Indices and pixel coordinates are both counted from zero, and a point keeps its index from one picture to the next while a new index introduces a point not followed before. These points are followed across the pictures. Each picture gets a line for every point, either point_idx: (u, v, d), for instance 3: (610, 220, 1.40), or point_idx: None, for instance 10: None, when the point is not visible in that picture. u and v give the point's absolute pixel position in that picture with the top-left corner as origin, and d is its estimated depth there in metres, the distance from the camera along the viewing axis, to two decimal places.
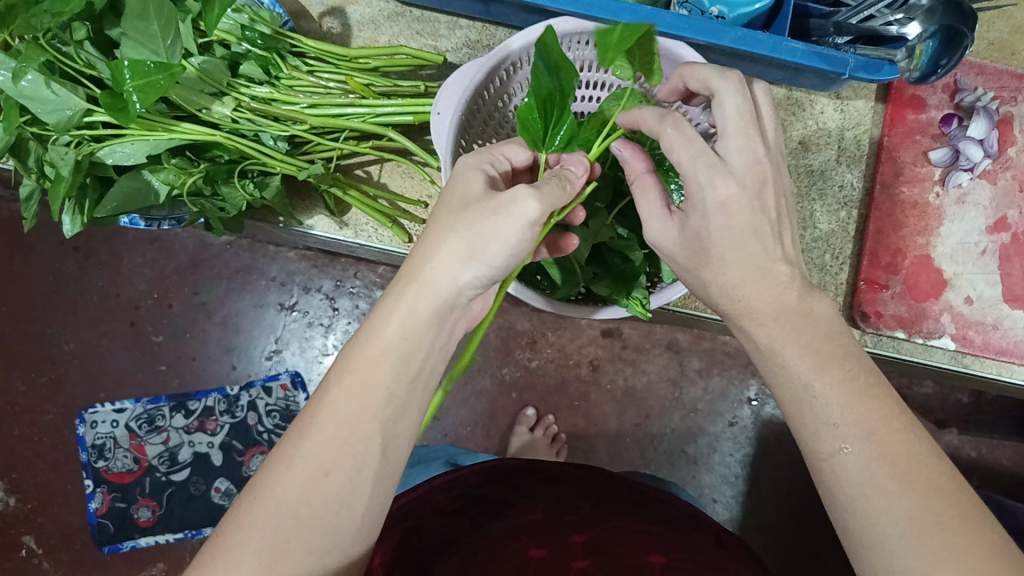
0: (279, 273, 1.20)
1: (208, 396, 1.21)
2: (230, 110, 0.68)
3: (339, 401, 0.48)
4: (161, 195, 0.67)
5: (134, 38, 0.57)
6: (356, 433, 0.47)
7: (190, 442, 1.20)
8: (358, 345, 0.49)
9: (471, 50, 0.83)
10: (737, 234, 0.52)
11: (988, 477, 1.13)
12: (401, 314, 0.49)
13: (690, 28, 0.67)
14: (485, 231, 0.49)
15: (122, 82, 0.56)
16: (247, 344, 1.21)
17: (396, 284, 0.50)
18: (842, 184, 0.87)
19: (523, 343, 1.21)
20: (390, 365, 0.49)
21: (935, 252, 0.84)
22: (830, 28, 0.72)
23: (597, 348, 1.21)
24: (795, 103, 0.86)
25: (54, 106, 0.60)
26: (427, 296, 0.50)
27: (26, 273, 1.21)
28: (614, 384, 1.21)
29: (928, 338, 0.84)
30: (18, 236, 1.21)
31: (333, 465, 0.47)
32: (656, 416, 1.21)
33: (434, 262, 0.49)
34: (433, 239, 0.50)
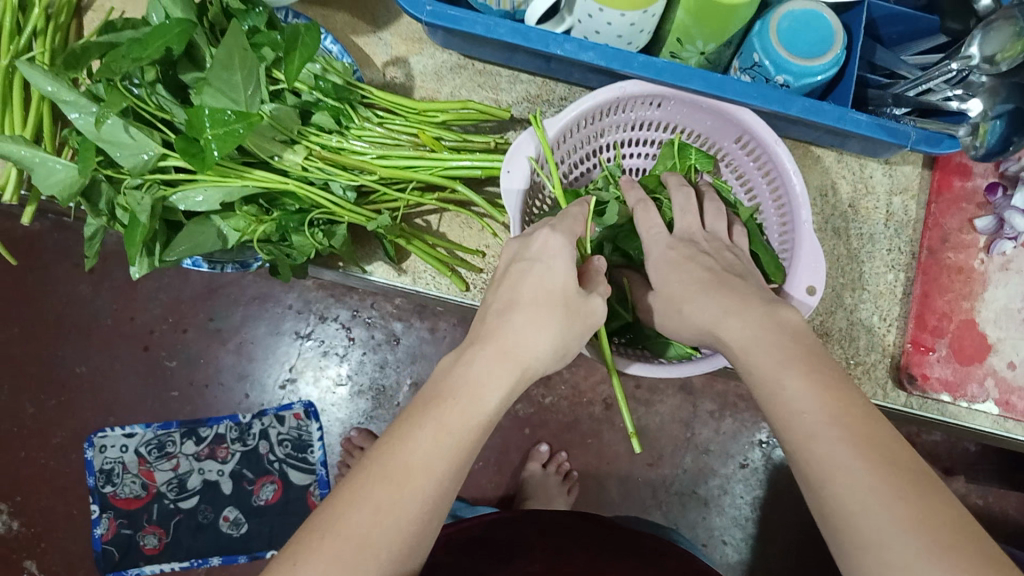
0: (296, 301, 1.20)
1: (219, 423, 1.20)
2: (301, 157, 0.68)
3: (433, 451, 0.49)
4: (230, 241, 0.68)
5: (218, 87, 0.57)
6: (440, 489, 0.49)
7: (200, 468, 1.19)
8: (460, 406, 0.51)
9: (531, 103, 0.84)
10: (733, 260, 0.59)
11: (995, 526, 1.14)
12: (504, 394, 0.53)
13: (759, 96, 0.66)
14: (573, 341, 0.57)
15: (202, 130, 0.58)
16: (261, 372, 1.20)
17: (498, 354, 0.53)
18: (889, 247, 0.88)
19: (537, 379, 1.21)
20: (481, 434, 0.51)
21: (980, 316, 0.86)
22: (888, 99, 0.73)
23: (611, 387, 1.21)
24: (845, 166, 0.89)
25: (131, 150, 0.61)
26: (523, 377, 0.54)
27: (39, 293, 1.20)
28: (627, 423, 1.21)
29: (972, 402, 0.85)
30: (37, 257, 1.20)
31: (417, 512, 0.48)
32: (668, 457, 1.21)
33: (532, 350, 0.54)
34: (535, 330, 0.54)
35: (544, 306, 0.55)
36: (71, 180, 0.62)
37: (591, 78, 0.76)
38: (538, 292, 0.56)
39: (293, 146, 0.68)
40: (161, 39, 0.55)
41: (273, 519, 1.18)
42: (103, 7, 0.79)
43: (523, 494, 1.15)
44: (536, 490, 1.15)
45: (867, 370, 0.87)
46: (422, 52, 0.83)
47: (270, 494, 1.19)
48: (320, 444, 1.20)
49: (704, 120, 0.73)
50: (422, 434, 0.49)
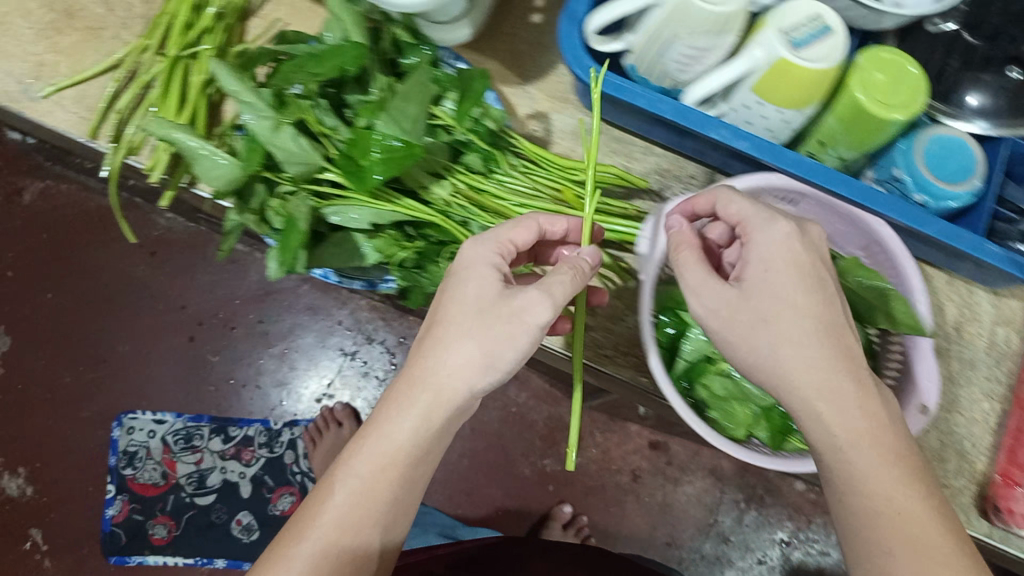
0: (348, 318, 1.22)
1: (250, 425, 1.20)
2: (447, 193, 0.69)
3: (347, 506, 0.52)
4: (369, 260, 0.68)
5: (393, 116, 0.58)
6: (360, 539, 0.52)
7: (223, 467, 1.18)
8: (369, 448, 0.53)
9: (660, 178, 0.75)
10: (791, 270, 0.53)
11: None
12: (414, 425, 0.53)
13: (898, 209, 0.61)
14: (501, 347, 0.52)
15: (368, 153, 0.58)
16: (300, 382, 1.22)
17: (406, 386, 0.54)
18: None
19: (570, 438, 1.22)
20: (399, 479, 0.53)
21: None
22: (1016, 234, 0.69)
23: (641, 458, 1.21)
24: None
25: (296, 159, 0.60)
26: (442, 400, 0.53)
27: (97, 265, 1.22)
28: (651, 497, 1.21)
29: None
30: (105, 231, 1.22)
31: (342, 566, 0.51)
32: (687, 539, 1.20)
33: (449, 369, 0.52)
34: (449, 343, 0.53)
35: (459, 318, 0.53)
36: (232, 177, 0.60)
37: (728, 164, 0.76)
38: (455, 307, 0.54)
39: (441, 181, 0.69)
40: (338, 58, 0.55)
41: None
42: (268, 15, 0.76)
43: None
44: None
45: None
46: None
47: (287, 505, 1.17)
48: None
49: (832, 220, 0.68)
50: (336, 492, 0.53)
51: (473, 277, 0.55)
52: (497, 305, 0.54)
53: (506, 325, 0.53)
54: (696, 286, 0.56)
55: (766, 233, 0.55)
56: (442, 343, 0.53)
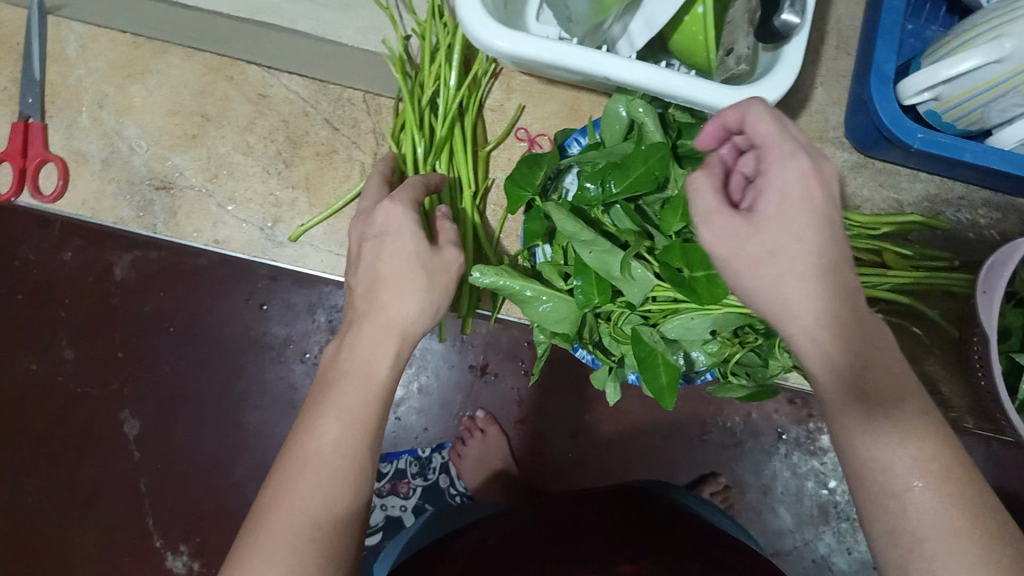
0: (474, 336, 1.20)
1: (399, 458, 1.19)
2: None
3: (335, 445, 0.58)
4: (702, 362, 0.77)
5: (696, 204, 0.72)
6: (320, 490, 0.56)
7: (382, 505, 1.17)
8: (347, 390, 0.60)
9: (930, 203, 0.97)
10: (805, 205, 0.57)
11: None
12: (391, 358, 0.62)
13: None
14: (409, 300, 0.64)
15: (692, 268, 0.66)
16: (439, 406, 1.22)
17: (379, 330, 0.63)
18: None
19: (711, 409, 1.23)
20: (362, 464, 0.58)
21: None
22: None
23: (783, 416, 1.23)
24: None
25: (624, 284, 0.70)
26: (393, 329, 0.63)
27: (207, 328, 1.17)
28: (799, 450, 1.24)
29: None
30: (208, 291, 1.16)
31: (322, 521, 0.55)
32: (837, 482, 1.24)
33: (397, 309, 0.64)
34: (403, 293, 0.64)
35: (391, 267, 0.65)
36: (568, 312, 0.73)
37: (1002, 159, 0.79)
38: (382, 256, 0.66)
39: None
40: (645, 165, 0.66)
41: None
42: (503, 107, 0.95)
43: None
44: None
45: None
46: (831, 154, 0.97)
47: None
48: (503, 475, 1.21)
49: None
50: (322, 434, 0.58)
51: (393, 240, 0.66)
52: (424, 260, 0.66)
53: (423, 273, 0.65)
54: (707, 214, 0.59)
55: (784, 168, 0.58)
56: (392, 291, 0.64)
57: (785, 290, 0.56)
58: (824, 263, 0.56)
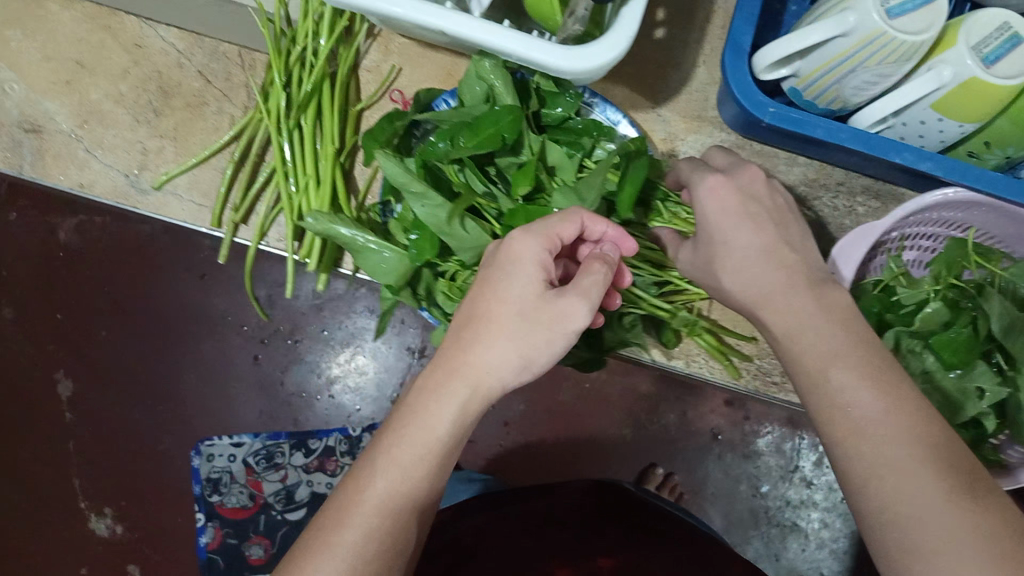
0: (412, 318, 1.20)
1: (330, 435, 1.20)
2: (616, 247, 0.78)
3: (386, 490, 0.62)
4: None
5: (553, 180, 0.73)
6: (383, 526, 0.61)
7: (309, 480, 1.19)
8: (412, 440, 0.63)
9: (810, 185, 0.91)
10: (732, 217, 0.70)
11: None
12: (453, 413, 0.63)
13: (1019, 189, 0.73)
14: (535, 349, 0.63)
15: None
16: (373, 385, 1.21)
17: (445, 374, 0.63)
18: None
19: (646, 406, 1.23)
20: (416, 507, 0.63)
21: None
22: None
23: (718, 417, 1.23)
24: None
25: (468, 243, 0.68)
26: (471, 386, 0.63)
27: (145, 297, 1.18)
28: (732, 452, 1.23)
29: None
30: (147, 259, 1.17)
31: (371, 556, 0.60)
32: (769, 487, 1.23)
33: (488, 365, 0.63)
34: (487, 345, 0.63)
35: (502, 322, 0.63)
36: (399, 266, 0.73)
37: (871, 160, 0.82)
38: (500, 306, 0.63)
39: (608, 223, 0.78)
40: (494, 128, 0.66)
41: None
42: (379, 67, 0.93)
43: None
44: None
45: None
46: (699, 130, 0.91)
47: None
48: None
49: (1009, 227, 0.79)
50: (377, 478, 0.62)
51: (514, 281, 0.63)
52: (535, 308, 0.63)
53: (542, 330, 0.63)
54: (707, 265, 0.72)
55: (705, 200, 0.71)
56: (483, 343, 0.63)
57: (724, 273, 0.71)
58: (770, 248, 0.70)
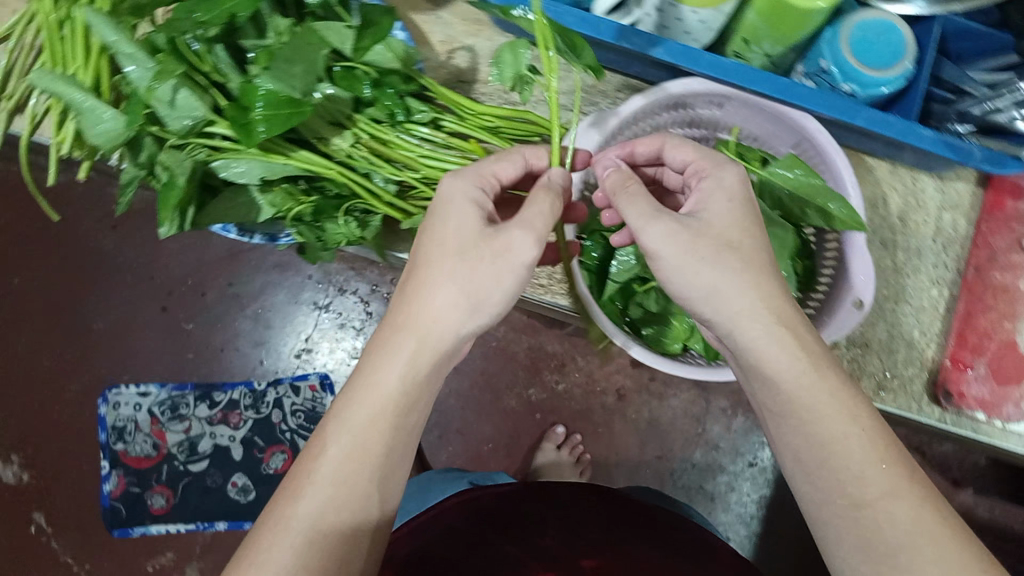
0: (317, 272, 1.21)
1: (234, 388, 1.21)
2: (348, 144, 0.67)
3: (340, 460, 0.53)
4: (263, 215, 0.67)
5: (275, 73, 0.56)
6: (350, 492, 0.53)
7: (211, 433, 1.20)
8: (359, 395, 0.54)
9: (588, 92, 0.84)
10: (733, 211, 0.58)
11: (1000, 540, 1.14)
12: (401, 367, 0.55)
13: (823, 106, 0.72)
14: (483, 286, 0.55)
15: (253, 108, 0.56)
16: (277, 340, 1.21)
17: (396, 332, 0.55)
18: (937, 262, 0.87)
19: (552, 365, 1.23)
20: (377, 472, 0.54)
21: (1019, 337, 0.87)
22: (953, 116, 0.78)
23: (625, 378, 1.22)
24: (897, 177, 0.88)
25: (180, 113, 0.60)
26: (424, 343, 0.55)
27: (60, 247, 1.21)
28: (639, 414, 1.22)
29: (1008, 422, 0.85)
30: (61, 210, 1.21)
31: (330, 538, 0.51)
32: (677, 450, 1.21)
33: (433, 312, 0.55)
34: (432, 288, 0.55)
35: (437, 262, 0.55)
36: (115, 134, 0.61)
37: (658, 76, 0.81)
38: (434, 244, 0.56)
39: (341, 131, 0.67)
40: (226, 5, 0.55)
41: None
42: None
43: (536, 475, 1.16)
44: (548, 470, 1.16)
45: (903, 384, 0.85)
46: (480, 34, 0.83)
47: (280, 463, 1.20)
48: None
49: (764, 124, 0.74)
50: (329, 446, 0.53)
51: (449, 217, 0.57)
52: (476, 243, 0.56)
53: (484, 264, 0.55)
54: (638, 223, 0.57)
55: (720, 172, 0.60)
56: (423, 285, 0.55)
57: (693, 279, 0.56)
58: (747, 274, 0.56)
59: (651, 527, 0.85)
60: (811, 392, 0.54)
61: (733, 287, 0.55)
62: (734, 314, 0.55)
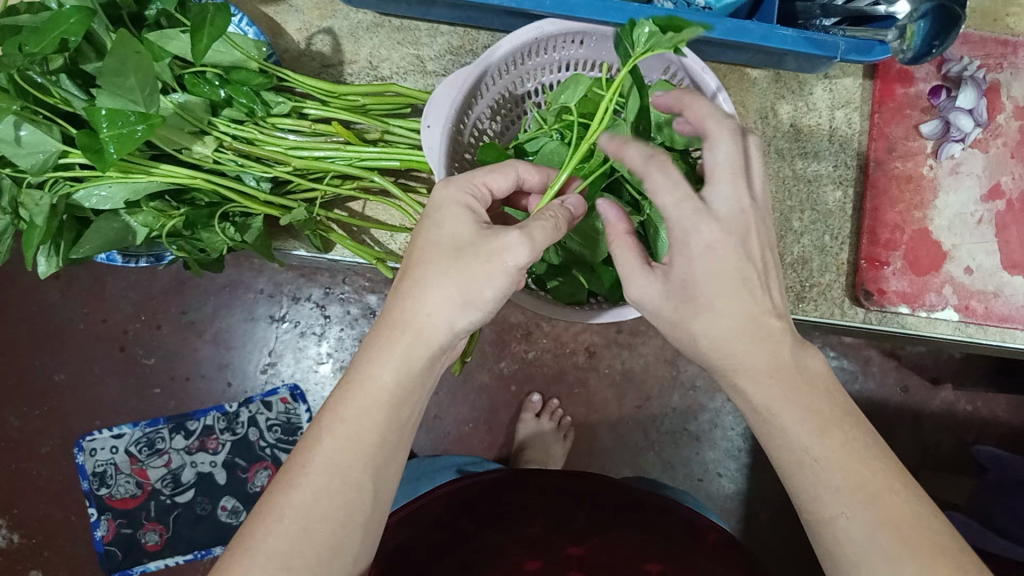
0: (267, 285, 1.19)
1: (207, 414, 1.20)
2: (212, 149, 0.70)
3: (332, 453, 0.52)
4: (139, 236, 0.71)
5: (113, 92, 0.57)
6: (349, 483, 0.51)
7: (192, 462, 1.19)
8: (353, 391, 0.53)
9: (454, 54, 0.89)
10: (732, 272, 0.54)
11: (983, 429, 1.15)
12: (396, 364, 0.53)
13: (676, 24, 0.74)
14: (477, 283, 0.52)
15: (99, 131, 0.57)
16: (241, 359, 1.20)
17: (391, 330, 0.53)
18: (835, 162, 0.92)
19: (518, 335, 1.21)
20: (368, 463, 0.52)
21: (933, 225, 0.89)
22: (817, 11, 0.80)
23: (593, 335, 1.21)
24: (783, 86, 0.91)
25: (30, 150, 0.62)
26: (419, 342, 0.53)
27: (5, 305, 1.19)
28: (612, 368, 1.21)
29: (932, 311, 0.89)
30: (0, 269, 1.19)
31: (324, 534, 0.51)
32: (656, 397, 1.21)
33: (427, 310, 0.52)
34: (425, 289, 0.53)
35: (430, 261, 0.53)
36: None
37: (506, 23, 0.83)
38: (426, 246, 0.54)
39: (203, 137, 0.70)
40: (58, 29, 0.57)
41: None
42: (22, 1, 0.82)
43: (519, 447, 1.16)
44: (531, 440, 1.15)
45: (823, 291, 0.91)
46: (336, 15, 0.88)
47: (265, 479, 1.19)
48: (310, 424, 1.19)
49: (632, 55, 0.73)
50: (323, 436, 0.52)
51: (443, 218, 0.55)
52: (470, 244, 0.53)
53: (479, 264, 0.52)
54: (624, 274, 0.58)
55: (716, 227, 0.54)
56: (417, 285, 0.53)
57: (683, 320, 0.55)
58: (752, 301, 0.54)
59: (640, 510, 0.80)
60: (736, 326, 0.54)
61: (723, 326, 0.54)
62: (721, 333, 0.54)
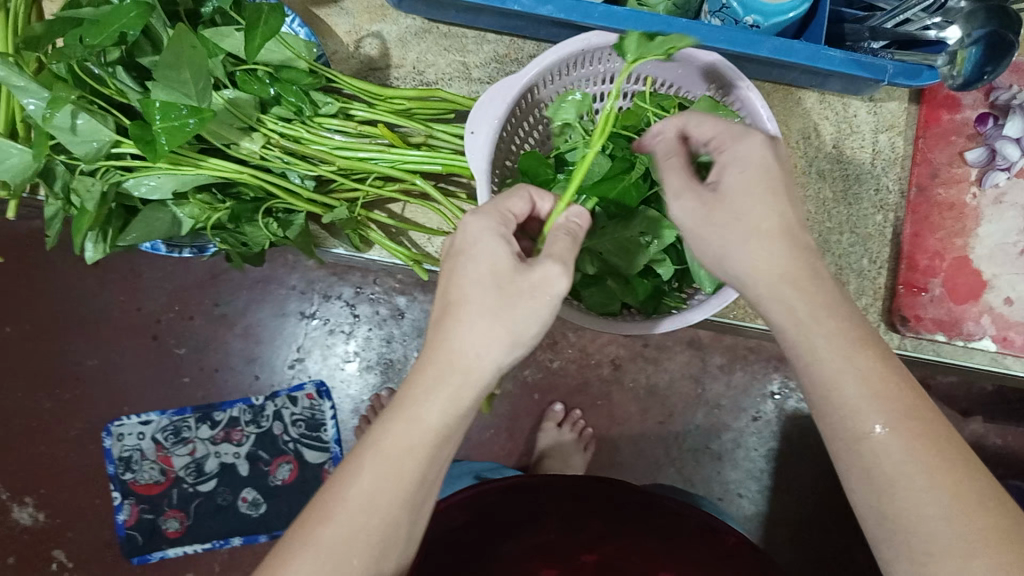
0: (299, 281, 1.20)
1: (233, 406, 1.22)
2: (259, 145, 0.73)
3: (372, 489, 0.51)
4: (184, 227, 0.73)
5: (167, 84, 0.59)
6: (387, 520, 0.51)
7: (216, 452, 1.21)
8: (393, 431, 0.52)
9: (500, 63, 0.90)
10: (768, 181, 0.55)
11: (1013, 464, 1.13)
12: (443, 403, 0.52)
13: (724, 40, 0.73)
14: (522, 321, 0.53)
15: (152, 122, 0.59)
16: (269, 354, 1.22)
17: (434, 371, 0.53)
18: (877, 186, 0.91)
19: (545, 344, 1.21)
20: (405, 502, 0.52)
21: (973, 253, 0.88)
22: (865, 33, 0.79)
23: (619, 348, 1.21)
24: (828, 107, 0.90)
25: (83, 138, 0.64)
26: (466, 381, 0.53)
27: (44, 289, 1.22)
28: (636, 382, 1.21)
29: (969, 341, 0.88)
30: (42, 254, 1.21)
31: (355, 569, 0.51)
32: (679, 413, 1.20)
33: (472, 350, 0.52)
34: (469, 327, 0.52)
35: (474, 299, 0.53)
36: (26, 166, 0.66)
37: (554, 34, 0.84)
38: (467, 282, 0.53)
39: (251, 134, 0.72)
40: (117, 24, 0.59)
41: (291, 498, 1.20)
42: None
43: (540, 456, 1.16)
44: (552, 449, 1.15)
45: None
46: (385, 19, 0.89)
47: (287, 474, 1.20)
48: (334, 422, 1.21)
49: (674, 70, 0.74)
50: (363, 474, 0.52)
51: (477, 255, 0.54)
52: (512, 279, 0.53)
53: (523, 300, 0.53)
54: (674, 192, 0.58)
55: (741, 142, 0.57)
56: (461, 322, 0.53)
57: (728, 237, 0.55)
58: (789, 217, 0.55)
59: (655, 510, 0.79)
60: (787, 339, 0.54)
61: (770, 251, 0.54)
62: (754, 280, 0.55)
